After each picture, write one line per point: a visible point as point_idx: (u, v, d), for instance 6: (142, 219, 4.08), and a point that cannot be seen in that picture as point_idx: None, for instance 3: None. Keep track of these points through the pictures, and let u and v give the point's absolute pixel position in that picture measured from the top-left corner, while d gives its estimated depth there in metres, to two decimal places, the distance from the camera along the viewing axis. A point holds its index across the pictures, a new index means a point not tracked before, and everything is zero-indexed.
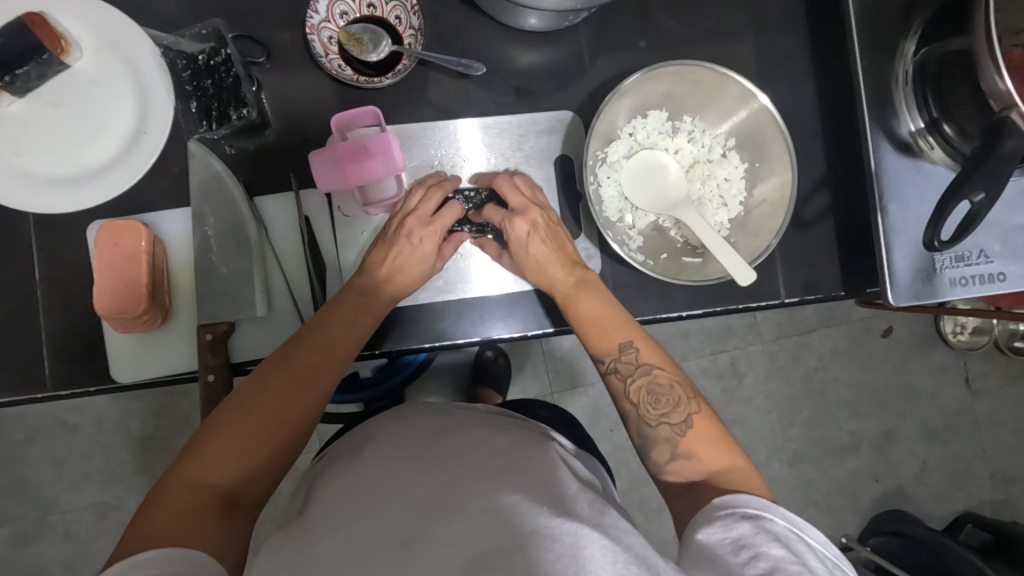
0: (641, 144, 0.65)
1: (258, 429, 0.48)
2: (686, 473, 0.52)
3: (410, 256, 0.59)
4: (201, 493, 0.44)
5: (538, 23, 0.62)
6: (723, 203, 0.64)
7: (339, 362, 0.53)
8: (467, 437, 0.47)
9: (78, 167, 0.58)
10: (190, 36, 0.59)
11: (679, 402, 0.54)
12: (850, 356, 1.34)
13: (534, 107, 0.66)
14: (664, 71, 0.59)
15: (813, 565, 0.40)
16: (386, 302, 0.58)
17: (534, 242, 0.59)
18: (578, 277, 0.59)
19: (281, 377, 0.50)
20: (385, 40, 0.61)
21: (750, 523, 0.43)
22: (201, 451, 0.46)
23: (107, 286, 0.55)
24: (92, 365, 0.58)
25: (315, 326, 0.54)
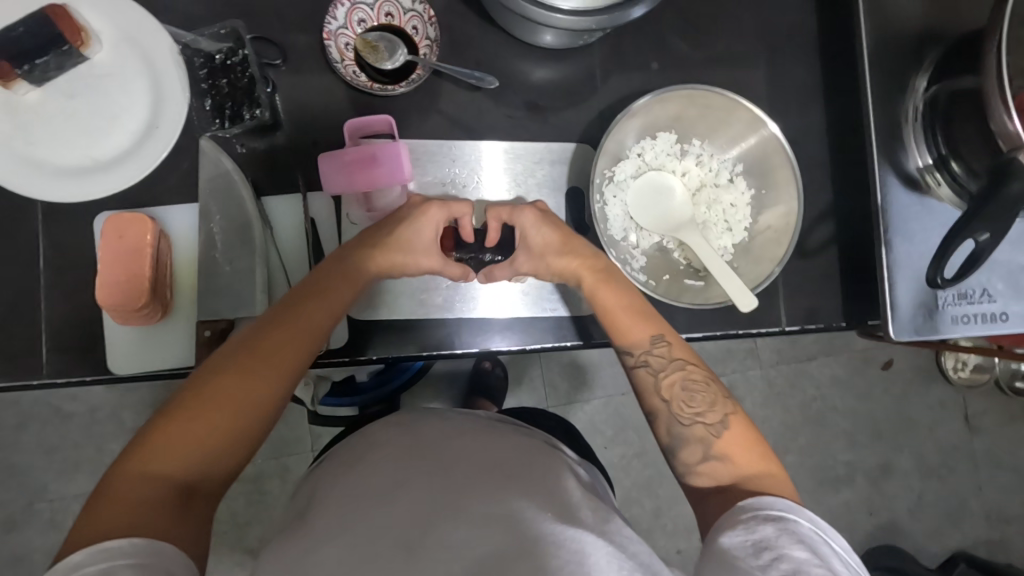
0: (648, 165, 0.65)
1: (212, 417, 0.47)
2: (718, 474, 0.51)
3: (412, 254, 0.58)
4: (153, 486, 0.43)
5: (551, 40, 0.63)
6: (728, 227, 0.64)
7: (308, 337, 0.53)
8: (456, 442, 0.46)
9: (88, 159, 0.59)
10: (212, 35, 0.59)
11: (715, 401, 0.54)
12: (850, 386, 1.33)
13: (545, 122, 0.66)
14: (673, 94, 0.59)
15: (838, 567, 0.40)
16: (366, 272, 0.57)
17: (541, 232, 0.59)
18: (585, 266, 0.58)
19: (246, 357, 0.50)
20: (399, 49, 0.62)
21: (773, 525, 0.43)
22: (155, 440, 0.45)
23: (109, 278, 0.55)
24: (89, 355, 0.58)
25: (284, 306, 0.53)
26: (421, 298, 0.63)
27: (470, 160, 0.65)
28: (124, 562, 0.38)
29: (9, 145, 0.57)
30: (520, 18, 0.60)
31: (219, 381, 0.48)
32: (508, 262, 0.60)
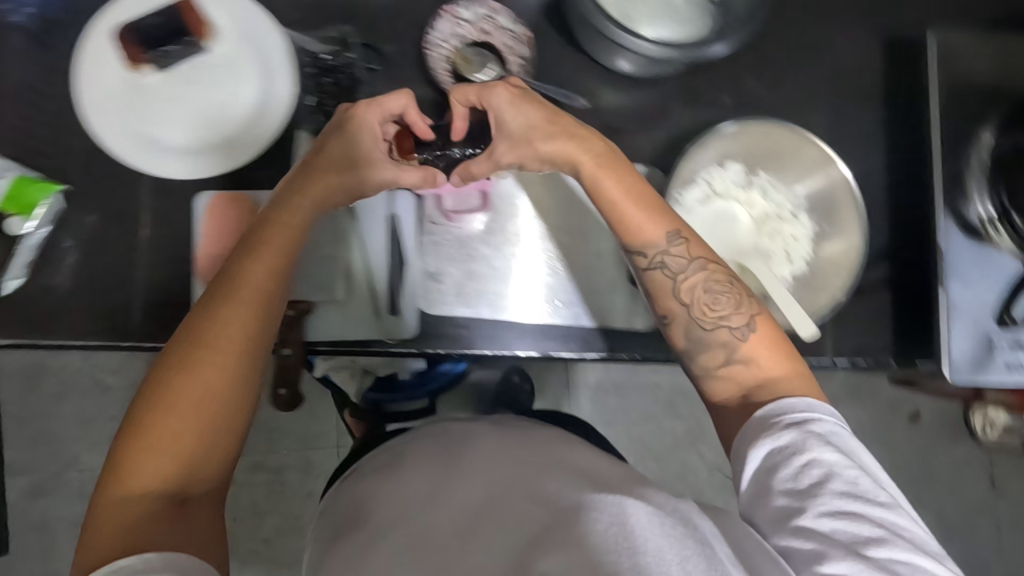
0: (716, 192, 0.68)
1: (175, 420, 0.48)
2: (741, 375, 0.54)
3: (346, 172, 0.57)
4: (137, 501, 0.45)
5: (624, 67, 0.67)
6: (788, 258, 0.67)
7: (254, 307, 0.52)
8: (462, 465, 0.48)
9: (194, 140, 0.63)
10: (325, 40, 0.65)
11: (740, 304, 0.56)
12: (874, 434, 1.32)
13: (619, 144, 0.70)
14: (754, 125, 0.66)
15: (854, 456, 0.46)
16: (299, 210, 0.56)
17: (516, 110, 0.59)
18: (563, 139, 0.58)
19: (196, 352, 0.50)
20: (491, 63, 0.66)
21: (805, 431, 0.47)
22: (129, 454, 0.46)
23: (214, 252, 0.62)
24: (174, 322, 0.61)
25: (223, 286, 0.52)
26: (491, 298, 0.65)
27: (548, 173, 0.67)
28: (156, 564, 0.41)
29: (127, 122, 0.62)
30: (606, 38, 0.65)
31: (170, 378, 0.48)
32: (486, 154, 0.60)
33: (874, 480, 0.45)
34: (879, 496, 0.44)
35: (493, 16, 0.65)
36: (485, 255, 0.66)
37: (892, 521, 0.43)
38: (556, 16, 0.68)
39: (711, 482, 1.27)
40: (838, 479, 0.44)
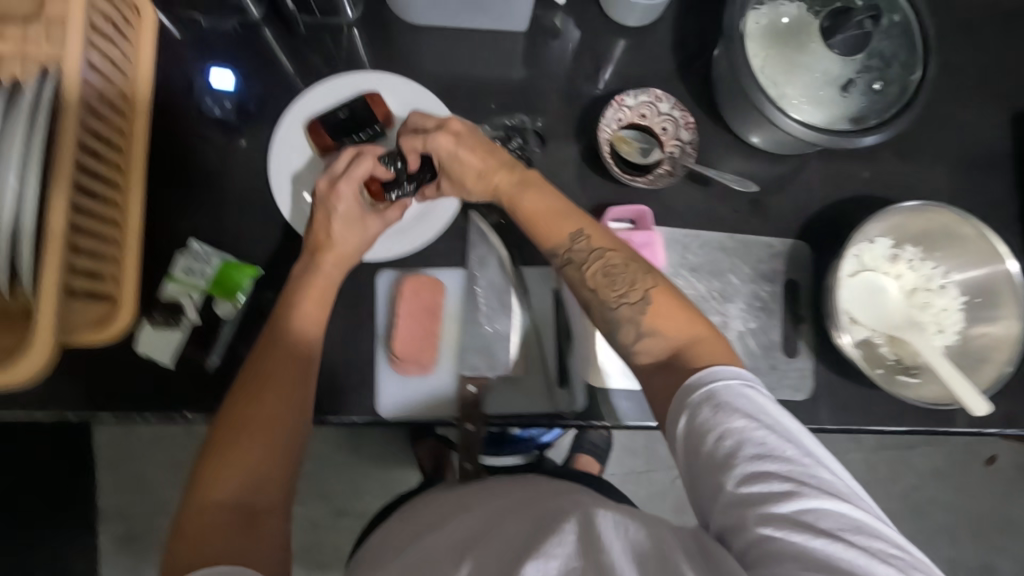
0: (864, 265, 0.70)
1: (245, 446, 0.51)
2: (653, 349, 0.54)
3: (338, 219, 0.60)
4: (218, 512, 0.48)
5: (759, 142, 0.73)
6: (940, 329, 0.68)
7: (301, 347, 0.56)
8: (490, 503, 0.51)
9: None
10: (495, 129, 0.72)
11: (635, 281, 0.56)
12: (949, 478, 1.35)
13: (766, 218, 0.73)
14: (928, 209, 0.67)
15: (771, 426, 0.46)
16: (330, 272, 0.60)
17: (460, 150, 0.61)
18: (519, 176, 0.61)
19: (250, 385, 0.53)
20: (651, 146, 0.69)
21: (708, 405, 0.47)
22: (208, 472, 0.50)
23: (399, 331, 0.63)
24: (359, 396, 0.63)
25: (266, 333, 0.57)
26: None
27: (703, 251, 0.71)
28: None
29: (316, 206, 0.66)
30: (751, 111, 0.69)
31: (235, 407, 0.52)
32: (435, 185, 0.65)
33: (795, 440, 0.45)
34: (793, 454, 0.44)
35: (654, 103, 0.69)
36: None
37: (800, 474, 0.43)
38: (699, 106, 0.75)
39: None
40: (749, 445, 0.45)
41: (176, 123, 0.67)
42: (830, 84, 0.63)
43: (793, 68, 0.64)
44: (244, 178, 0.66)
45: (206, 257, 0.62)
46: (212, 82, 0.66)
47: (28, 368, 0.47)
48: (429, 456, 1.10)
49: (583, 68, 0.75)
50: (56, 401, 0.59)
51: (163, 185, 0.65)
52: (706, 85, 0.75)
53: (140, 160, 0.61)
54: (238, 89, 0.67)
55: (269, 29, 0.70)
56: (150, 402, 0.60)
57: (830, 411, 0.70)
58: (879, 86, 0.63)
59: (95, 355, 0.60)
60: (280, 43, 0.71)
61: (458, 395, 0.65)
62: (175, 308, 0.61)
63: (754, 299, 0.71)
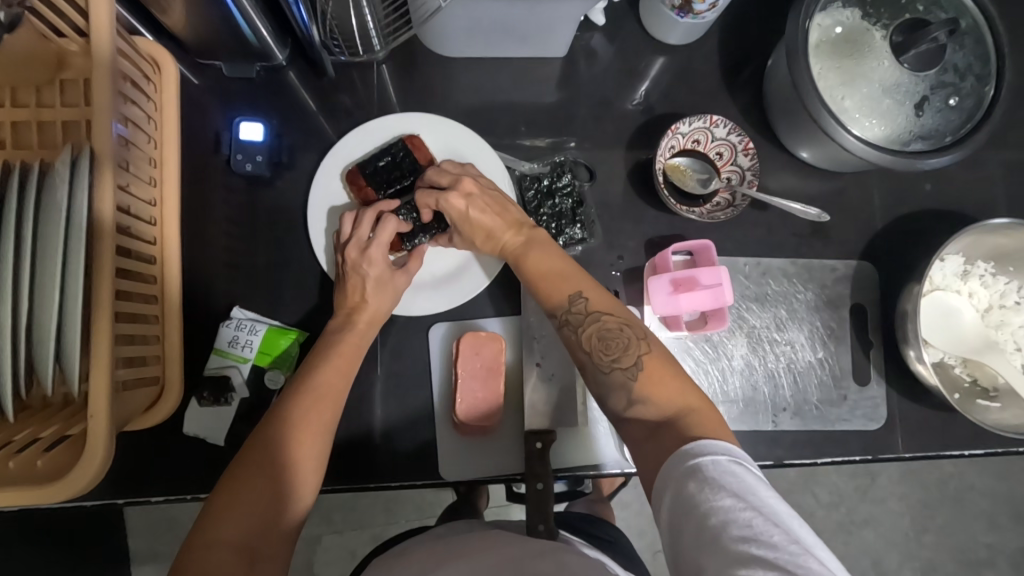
0: (935, 285, 0.67)
1: (270, 476, 0.44)
2: (645, 417, 0.50)
3: (369, 284, 0.56)
4: (218, 556, 0.40)
5: (810, 157, 0.69)
6: (1017, 347, 0.66)
7: (338, 393, 0.50)
8: (468, 556, 0.52)
9: (420, 274, 0.63)
10: (543, 165, 0.67)
11: (629, 346, 0.52)
12: (988, 465, 1.34)
13: (826, 240, 0.69)
14: (1011, 226, 0.62)
15: (761, 507, 0.39)
16: (364, 331, 0.55)
17: (474, 209, 0.58)
18: (526, 236, 0.59)
19: (290, 410, 0.47)
20: (707, 175, 0.66)
21: (694, 481, 0.42)
22: (216, 506, 0.42)
23: (463, 392, 0.60)
24: (422, 460, 0.61)
25: (301, 372, 0.50)
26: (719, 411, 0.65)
27: (765, 280, 0.68)
28: None
29: None
30: (815, 130, 0.64)
31: (267, 432, 0.45)
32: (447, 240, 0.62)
33: (780, 522, 0.39)
34: (778, 539, 0.37)
35: (710, 128, 0.64)
36: (714, 369, 0.66)
37: (787, 560, 0.36)
38: (748, 123, 0.72)
39: (829, 523, 1.31)
40: (728, 528, 0.39)
41: (203, 181, 0.63)
42: (904, 100, 0.60)
43: (860, 80, 0.60)
44: (279, 235, 0.63)
45: (250, 326, 0.59)
46: (240, 134, 0.62)
47: (89, 473, 0.43)
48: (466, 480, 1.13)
49: (623, 88, 0.71)
50: (103, 492, 0.56)
51: (195, 249, 0.61)
52: (753, 101, 0.72)
53: (172, 230, 0.57)
54: (268, 139, 0.62)
55: (294, 71, 0.66)
56: (203, 486, 0.57)
57: (907, 439, 0.67)
58: (954, 101, 0.60)
59: (140, 439, 0.57)
60: (306, 85, 0.66)
61: (524, 450, 0.60)
62: (223, 384, 0.57)
63: (820, 327, 0.68)
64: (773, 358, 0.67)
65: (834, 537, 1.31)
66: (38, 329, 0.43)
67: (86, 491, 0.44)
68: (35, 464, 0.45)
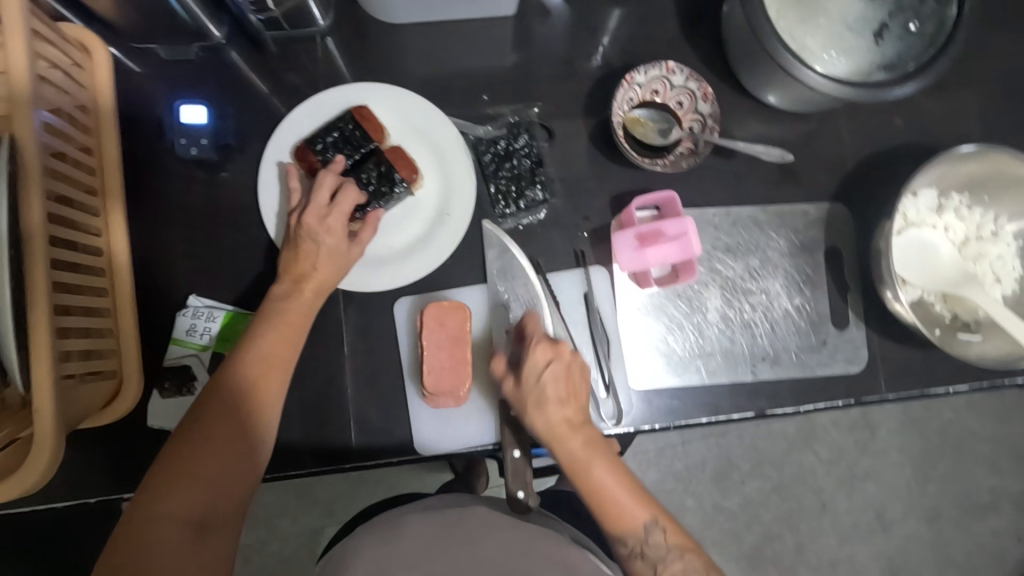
0: (909, 221, 0.65)
1: (213, 449, 0.47)
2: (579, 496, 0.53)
3: (322, 253, 0.56)
4: (164, 527, 0.43)
5: (776, 101, 0.67)
6: (997, 279, 0.64)
7: (280, 364, 0.52)
8: (451, 548, 0.56)
9: (376, 247, 0.62)
10: (498, 128, 0.65)
11: (582, 438, 0.53)
12: (987, 410, 1.33)
13: (797, 184, 0.68)
14: (980, 154, 0.61)
15: None
16: (310, 300, 0.55)
17: (550, 379, 0.53)
18: (590, 442, 0.53)
19: (233, 387, 0.49)
20: (668, 124, 0.64)
21: None
22: (159, 482, 0.45)
23: (432, 363, 0.58)
24: (395, 437, 0.60)
25: (244, 343, 0.52)
26: (696, 367, 0.64)
27: (736, 230, 0.66)
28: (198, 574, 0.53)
29: None
30: (776, 71, 0.62)
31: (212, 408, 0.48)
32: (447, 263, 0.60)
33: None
34: None
35: (668, 76, 0.63)
36: (689, 323, 0.65)
37: None
38: (710, 69, 0.69)
39: (830, 479, 1.31)
40: None
41: (150, 170, 0.61)
42: (862, 31, 0.59)
43: (818, 17, 0.59)
44: (232, 220, 0.61)
45: (207, 314, 0.58)
46: (181, 118, 0.60)
47: (38, 468, 0.43)
48: (464, 461, 1.13)
49: (581, 44, 0.69)
50: (70, 491, 0.55)
51: (148, 240, 0.60)
52: (715, 47, 0.70)
53: (117, 221, 0.56)
54: (212, 122, 0.60)
55: (236, 50, 0.64)
56: None
57: (890, 380, 0.66)
58: (914, 26, 0.58)
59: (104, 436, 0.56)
60: (251, 65, 0.64)
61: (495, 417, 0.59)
62: (185, 374, 0.57)
63: (795, 273, 0.66)
64: (749, 308, 0.66)
65: (837, 493, 1.31)
66: None
67: (39, 487, 0.43)
68: None
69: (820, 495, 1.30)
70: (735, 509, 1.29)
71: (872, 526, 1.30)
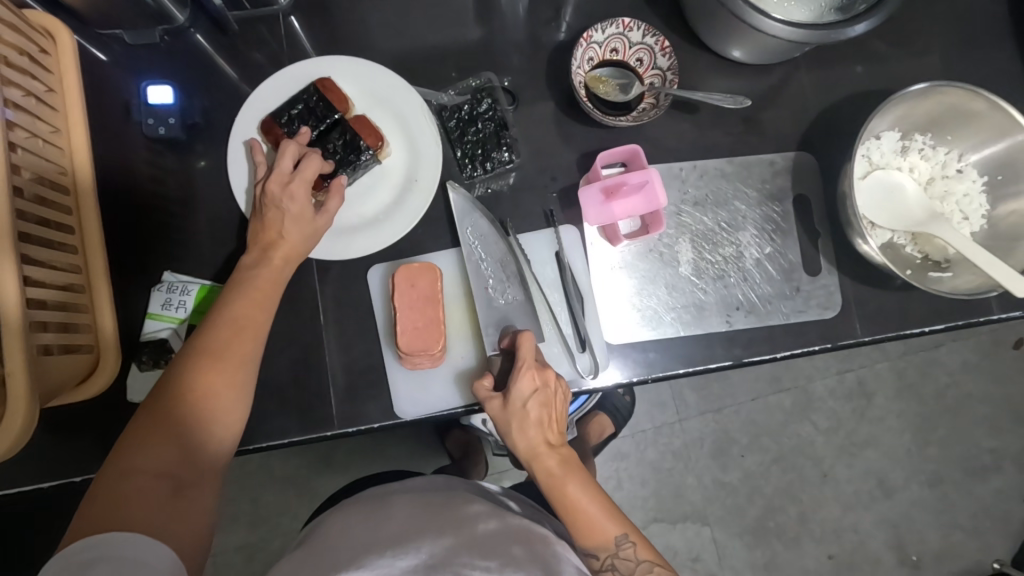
0: (875, 165, 0.66)
1: (187, 408, 0.48)
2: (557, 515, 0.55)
3: (287, 220, 0.56)
4: (140, 481, 0.44)
5: (741, 56, 0.68)
6: (964, 217, 0.65)
7: (252, 328, 0.53)
8: (444, 519, 0.53)
9: (345, 216, 0.63)
10: (460, 94, 0.66)
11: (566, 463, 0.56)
12: (982, 370, 1.33)
13: (762, 136, 0.68)
14: (935, 92, 0.62)
15: None
16: (279, 268, 0.56)
17: (534, 407, 0.55)
18: (566, 461, 0.56)
19: (208, 350, 0.50)
20: (629, 82, 0.66)
21: None
22: (134, 441, 0.46)
23: (408, 325, 0.59)
24: (375, 402, 0.61)
25: (217, 309, 0.53)
26: (671, 319, 0.65)
27: (703, 183, 0.67)
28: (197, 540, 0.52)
29: None
30: (733, 22, 0.63)
31: (188, 370, 0.49)
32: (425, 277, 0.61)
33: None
34: None
35: (625, 33, 0.63)
36: (662, 277, 0.66)
37: None
38: (671, 29, 0.70)
39: (829, 448, 1.31)
40: None
41: (120, 152, 0.62)
42: None
43: None
44: (205, 199, 0.62)
45: (181, 287, 0.59)
46: (149, 99, 0.61)
47: (13, 431, 0.43)
48: (459, 447, 1.13)
49: (541, 11, 0.70)
50: (56, 467, 0.56)
51: (120, 220, 0.61)
52: (675, 7, 0.71)
53: (88, 199, 0.56)
54: (178, 101, 0.61)
55: (200, 33, 0.65)
56: None
57: (865, 324, 0.66)
58: None
59: (87, 413, 0.57)
60: (216, 46, 0.65)
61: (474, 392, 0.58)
62: (163, 347, 0.58)
63: (766, 222, 0.67)
64: (721, 259, 0.66)
65: (837, 461, 1.30)
66: None
67: (17, 450, 0.44)
68: None
69: (821, 464, 1.30)
70: (736, 483, 1.29)
71: (874, 493, 1.30)
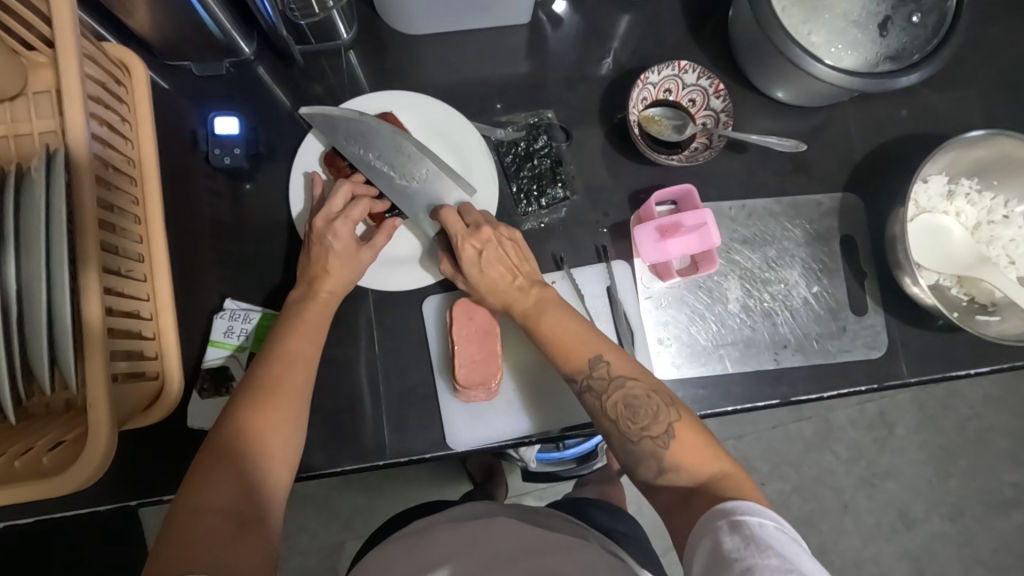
0: (921, 208, 0.67)
1: (243, 444, 0.48)
2: (678, 483, 0.50)
3: (332, 255, 0.58)
4: (204, 521, 0.44)
5: (785, 97, 0.69)
6: (1010, 261, 0.66)
7: (304, 360, 0.54)
8: (474, 547, 0.53)
9: (395, 250, 0.64)
10: (517, 129, 0.68)
11: (659, 412, 0.52)
12: (1004, 404, 1.33)
13: (809, 176, 0.70)
14: (985, 141, 0.63)
15: (792, 554, 0.40)
16: (326, 301, 0.57)
17: (490, 262, 0.59)
18: (536, 296, 0.59)
19: (261, 386, 0.51)
20: (681, 119, 0.67)
21: (738, 534, 0.42)
22: (195, 482, 0.46)
23: (467, 358, 0.60)
24: (427, 433, 0.62)
25: (269, 345, 0.54)
26: (720, 355, 0.65)
27: (751, 222, 0.68)
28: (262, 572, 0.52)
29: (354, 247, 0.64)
30: (785, 63, 0.64)
31: (243, 406, 0.50)
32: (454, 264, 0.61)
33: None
34: (777, 563, 0.39)
35: (680, 75, 0.65)
36: (711, 313, 0.66)
37: None
38: (718, 70, 0.72)
39: (851, 478, 1.30)
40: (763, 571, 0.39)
41: (184, 179, 0.64)
42: (866, 23, 0.61)
43: (825, 14, 0.62)
44: (265, 228, 0.64)
45: (243, 315, 0.60)
46: (215, 129, 0.63)
47: (92, 463, 0.44)
48: (481, 470, 1.13)
49: (591, 50, 0.71)
50: (119, 491, 0.57)
51: (184, 247, 0.62)
52: (722, 48, 0.72)
53: (158, 228, 0.57)
54: (243, 132, 0.63)
55: (263, 65, 0.67)
56: None
57: (911, 364, 0.66)
58: (917, 18, 0.60)
59: (149, 438, 0.58)
60: (276, 78, 0.67)
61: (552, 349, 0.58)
62: (223, 374, 0.59)
63: (812, 262, 0.68)
64: (768, 297, 0.67)
65: (859, 492, 1.30)
66: (31, 328, 0.44)
67: (94, 481, 0.44)
68: (40, 460, 0.45)
69: (842, 495, 1.29)
70: None
71: (896, 525, 1.29)
